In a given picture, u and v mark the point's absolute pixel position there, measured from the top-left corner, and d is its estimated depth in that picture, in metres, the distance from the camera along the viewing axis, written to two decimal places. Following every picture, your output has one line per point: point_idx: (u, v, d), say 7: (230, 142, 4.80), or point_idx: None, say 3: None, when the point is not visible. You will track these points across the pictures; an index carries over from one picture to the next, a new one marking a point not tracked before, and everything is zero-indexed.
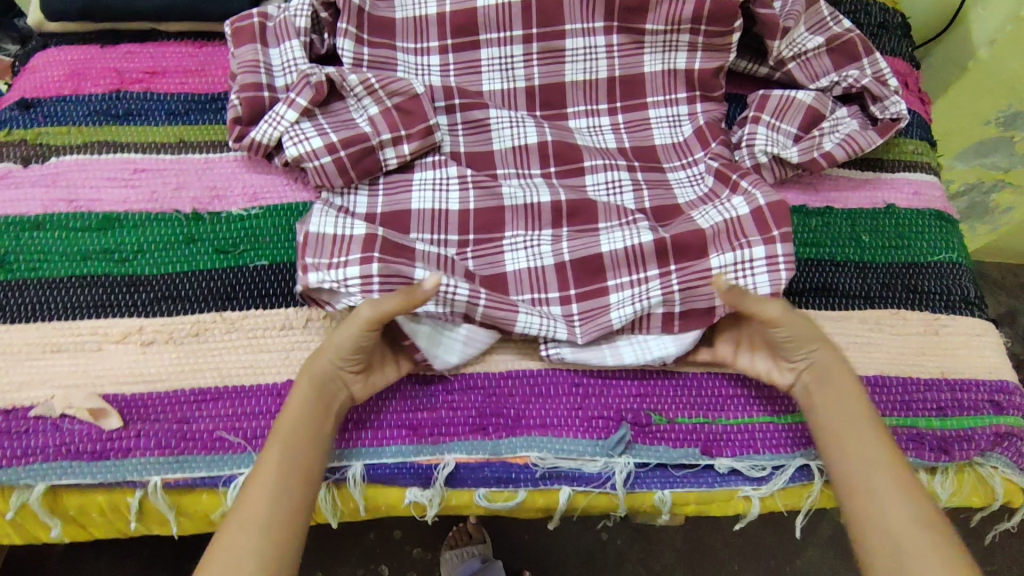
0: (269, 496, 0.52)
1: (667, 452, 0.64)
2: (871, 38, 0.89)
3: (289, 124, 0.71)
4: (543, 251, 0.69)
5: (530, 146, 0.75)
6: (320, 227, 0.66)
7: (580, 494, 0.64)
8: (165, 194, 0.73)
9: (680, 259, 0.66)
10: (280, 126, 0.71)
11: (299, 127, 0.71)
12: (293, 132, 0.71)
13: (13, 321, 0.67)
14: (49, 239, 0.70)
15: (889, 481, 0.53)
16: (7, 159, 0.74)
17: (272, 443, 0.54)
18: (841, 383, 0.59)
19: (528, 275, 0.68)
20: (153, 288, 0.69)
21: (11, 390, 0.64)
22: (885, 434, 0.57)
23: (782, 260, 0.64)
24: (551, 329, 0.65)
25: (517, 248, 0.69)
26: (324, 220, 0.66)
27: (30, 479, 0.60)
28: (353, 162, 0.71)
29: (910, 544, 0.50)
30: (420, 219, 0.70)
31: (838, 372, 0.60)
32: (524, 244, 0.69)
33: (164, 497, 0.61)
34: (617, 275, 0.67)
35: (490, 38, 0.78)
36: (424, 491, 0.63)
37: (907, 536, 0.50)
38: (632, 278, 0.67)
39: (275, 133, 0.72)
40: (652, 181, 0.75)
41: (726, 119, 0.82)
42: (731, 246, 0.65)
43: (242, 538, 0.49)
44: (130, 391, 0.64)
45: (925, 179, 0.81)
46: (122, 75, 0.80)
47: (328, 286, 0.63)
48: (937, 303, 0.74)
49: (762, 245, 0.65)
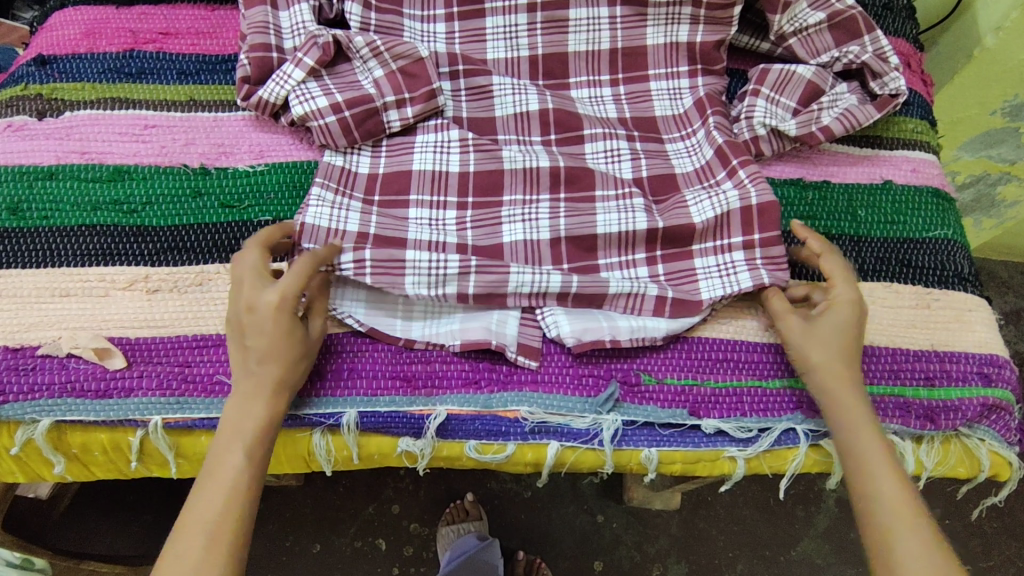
0: (227, 501, 0.54)
1: (655, 411, 0.65)
2: (875, 18, 0.90)
3: (297, 83, 0.73)
4: (540, 225, 0.70)
5: (532, 114, 0.76)
6: (316, 218, 0.68)
7: (569, 450, 0.66)
8: (174, 149, 0.75)
9: (668, 246, 0.70)
10: (287, 85, 0.73)
11: (305, 86, 0.73)
12: (299, 91, 0.73)
13: (25, 266, 0.69)
14: (61, 188, 0.72)
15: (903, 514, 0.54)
16: (23, 112, 0.76)
17: (235, 453, 0.56)
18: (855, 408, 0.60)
19: (524, 248, 0.70)
20: (161, 239, 0.71)
21: (20, 331, 0.66)
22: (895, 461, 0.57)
23: (764, 262, 0.67)
24: (543, 281, 0.66)
25: (515, 222, 0.71)
26: (321, 212, 0.68)
27: (36, 414, 0.62)
28: (356, 122, 0.72)
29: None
30: (421, 180, 0.72)
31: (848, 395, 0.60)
32: (521, 217, 0.71)
33: (165, 437, 0.63)
34: (608, 254, 0.70)
35: (495, 7, 0.79)
36: (416, 440, 0.64)
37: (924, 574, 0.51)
38: (622, 259, 0.70)
39: (282, 92, 0.73)
40: (650, 151, 0.76)
41: (726, 93, 0.83)
42: (714, 243, 0.69)
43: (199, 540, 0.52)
44: (135, 335, 0.66)
45: (925, 157, 0.81)
46: (136, 35, 0.82)
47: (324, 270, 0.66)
48: (930, 278, 0.75)
49: (742, 248, 0.68)
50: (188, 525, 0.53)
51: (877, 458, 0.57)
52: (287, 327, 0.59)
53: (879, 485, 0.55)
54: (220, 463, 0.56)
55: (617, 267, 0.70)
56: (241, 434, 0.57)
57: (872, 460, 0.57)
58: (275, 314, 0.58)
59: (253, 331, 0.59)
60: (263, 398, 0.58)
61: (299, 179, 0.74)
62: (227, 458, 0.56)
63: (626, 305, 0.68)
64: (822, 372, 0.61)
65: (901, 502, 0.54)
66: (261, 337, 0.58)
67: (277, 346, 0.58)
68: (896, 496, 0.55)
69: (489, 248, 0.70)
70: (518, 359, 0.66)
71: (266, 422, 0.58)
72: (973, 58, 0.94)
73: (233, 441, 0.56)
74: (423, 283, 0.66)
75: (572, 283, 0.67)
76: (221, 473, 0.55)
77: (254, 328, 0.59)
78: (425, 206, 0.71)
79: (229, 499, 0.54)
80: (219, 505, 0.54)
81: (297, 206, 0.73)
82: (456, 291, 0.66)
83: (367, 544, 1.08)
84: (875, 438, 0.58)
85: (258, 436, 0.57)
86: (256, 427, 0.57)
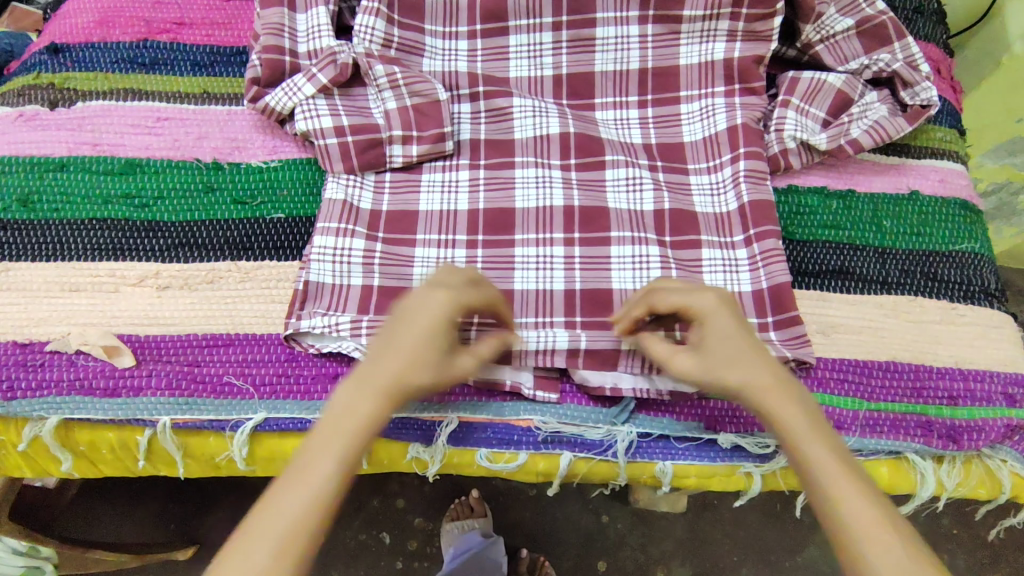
0: (307, 501, 0.41)
1: (671, 424, 0.64)
2: (905, 22, 0.88)
3: (305, 97, 0.71)
4: (555, 276, 0.68)
5: (552, 136, 0.74)
6: (319, 274, 0.66)
7: (581, 461, 0.65)
8: (187, 143, 0.74)
9: None
10: (295, 97, 0.72)
11: (313, 102, 0.71)
12: (306, 106, 0.71)
13: (34, 259, 0.68)
14: (72, 181, 0.71)
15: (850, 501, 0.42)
16: (35, 101, 0.75)
17: (327, 449, 0.44)
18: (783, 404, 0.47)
19: (536, 297, 0.67)
20: (171, 234, 0.70)
21: (28, 325, 0.65)
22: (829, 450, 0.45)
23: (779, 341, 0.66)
24: (550, 338, 0.64)
25: (528, 267, 0.68)
26: (323, 266, 0.66)
27: (44, 411, 0.61)
28: (358, 149, 0.71)
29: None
30: (428, 220, 0.71)
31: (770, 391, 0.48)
32: (536, 263, 0.69)
33: (173, 438, 0.62)
34: None
35: (519, 25, 0.78)
36: (426, 448, 0.63)
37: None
38: None
39: (289, 102, 0.72)
40: (672, 183, 0.74)
41: (767, 89, 0.81)
42: None
43: (252, 550, 0.39)
44: (144, 332, 0.65)
45: (953, 167, 0.79)
46: (150, 25, 0.81)
47: (319, 331, 0.63)
48: (956, 293, 0.73)
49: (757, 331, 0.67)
50: (262, 532, 0.40)
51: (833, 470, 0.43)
52: (445, 328, 0.50)
53: (845, 506, 0.41)
54: (314, 465, 0.43)
55: None
56: (346, 429, 0.44)
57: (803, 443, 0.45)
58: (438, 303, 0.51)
59: (403, 317, 0.51)
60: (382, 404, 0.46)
61: (313, 177, 0.73)
62: (321, 459, 0.43)
63: (642, 362, 0.64)
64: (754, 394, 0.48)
65: (874, 520, 0.41)
66: (399, 325, 0.50)
67: (416, 335, 0.49)
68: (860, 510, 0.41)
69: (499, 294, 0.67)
70: (537, 395, 0.64)
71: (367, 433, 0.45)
72: (1002, 65, 0.92)
73: (335, 441, 0.44)
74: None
75: (581, 339, 0.64)
76: (311, 478, 0.42)
77: (409, 312, 0.50)
78: (433, 245, 0.70)
79: (322, 507, 0.41)
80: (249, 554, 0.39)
81: (316, 204, 0.72)
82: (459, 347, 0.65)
83: (371, 538, 1.07)
84: (824, 444, 0.45)
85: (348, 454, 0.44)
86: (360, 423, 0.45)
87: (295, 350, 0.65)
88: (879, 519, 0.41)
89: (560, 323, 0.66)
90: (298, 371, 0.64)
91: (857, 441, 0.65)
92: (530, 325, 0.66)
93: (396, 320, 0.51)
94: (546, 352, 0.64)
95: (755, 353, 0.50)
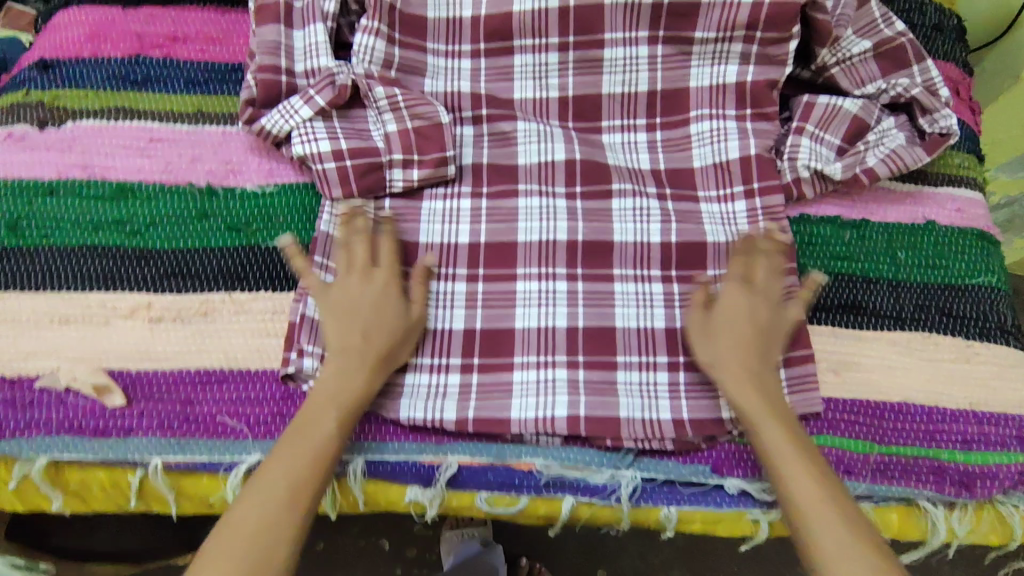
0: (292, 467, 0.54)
1: (676, 468, 0.62)
2: (924, 39, 0.85)
3: (302, 120, 0.69)
4: (557, 311, 0.66)
5: (558, 163, 0.72)
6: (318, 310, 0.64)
7: (584, 506, 0.63)
8: (181, 165, 0.72)
9: None
10: (292, 120, 0.69)
11: (311, 125, 0.69)
12: (304, 129, 0.69)
13: (22, 290, 0.66)
14: (62, 206, 0.69)
15: (801, 482, 0.54)
16: (24, 121, 0.73)
17: (329, 412, 0.57)
18: (753, 388, 0.60)
19: (537, 336, 0.65)
20: (163, 264, 0.68)
21: (17, 359, 0.63)
22: (795, 434, 0.57)
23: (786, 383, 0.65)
24: (548, 406, 0.62)
25: (530, 304, 0.66)
26: None
27: (34, 451, 0.60)
28: (358, 173, 0.68)
29: (833, 546, 0.51)
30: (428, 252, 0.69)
31: (745, 377, 0.60)
32: (538, 300, 0.67)
33: (165, 479, 0.61)
34: (628, 351, 0.65)
35: (524, 45, 0.75)
36: (425, 491, 0.62)
37: (836, 545, 0.51)
38: (642, 360, 0.65)
39: (286, 125, 0.70)
40: (682, 212, 0.71)
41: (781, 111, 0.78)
42: None
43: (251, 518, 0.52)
44: (135, 367, 0.64)
45: (970, 196, 0.77)
46: (143, 39, 0.78)
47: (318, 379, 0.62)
48: (971, 329, 0.71)
49: None
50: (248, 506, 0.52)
51: (781, 445, 0.56)
52: (394, 299, 0.63)
53: (791, 481, 0.55)
54: (294, 445, 0.55)
55: (636, 367, 0.64)
56: (340, 398, 0.58)
57: (766, 426, 0.58)
58: (387, 282, 0.63)
59: (348, 297, 0.62)
60: (359, 379, 0.59)
61: (311, 204, 0.71)
62: (323, 422, 0.57)
63: (642, 432, 0.62)
64: (730, 370, 0.60)
65: (815, 497, 0.54)
66: (353, 313, 0.61)
67: (386, 319, 0.62)
68: (807, 492, 0.54)
69: (500, 332, 0.66)
70: (539, 438, 0.63)
71: (363, 394, 0.59)
72: None
73: (326, 404, 0.57)
74: (418, 404, 0.63)
75: (579, 378, 0.63)
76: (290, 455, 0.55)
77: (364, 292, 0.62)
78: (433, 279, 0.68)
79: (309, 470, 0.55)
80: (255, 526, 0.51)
81: (314, 232, 0.70)
82: (454, 420, 0.62)
83: (371, 545, 1.05)
84: (781, 432, 0.57)
85: (344, 416, 0.58)
86: (354, 393, 0.58)
87: (292, 388, 0.63)
88: (819, 495, 0.54)
89: (561, 363, 0.64)
90: (294, 410, 0.62)
91: (867, 487, 0.64)
92: (531, 365, 0.64)
93: (347, 309, 0.62)
94: (546, 420, 0.61)
95: (749, 339, 0.62)
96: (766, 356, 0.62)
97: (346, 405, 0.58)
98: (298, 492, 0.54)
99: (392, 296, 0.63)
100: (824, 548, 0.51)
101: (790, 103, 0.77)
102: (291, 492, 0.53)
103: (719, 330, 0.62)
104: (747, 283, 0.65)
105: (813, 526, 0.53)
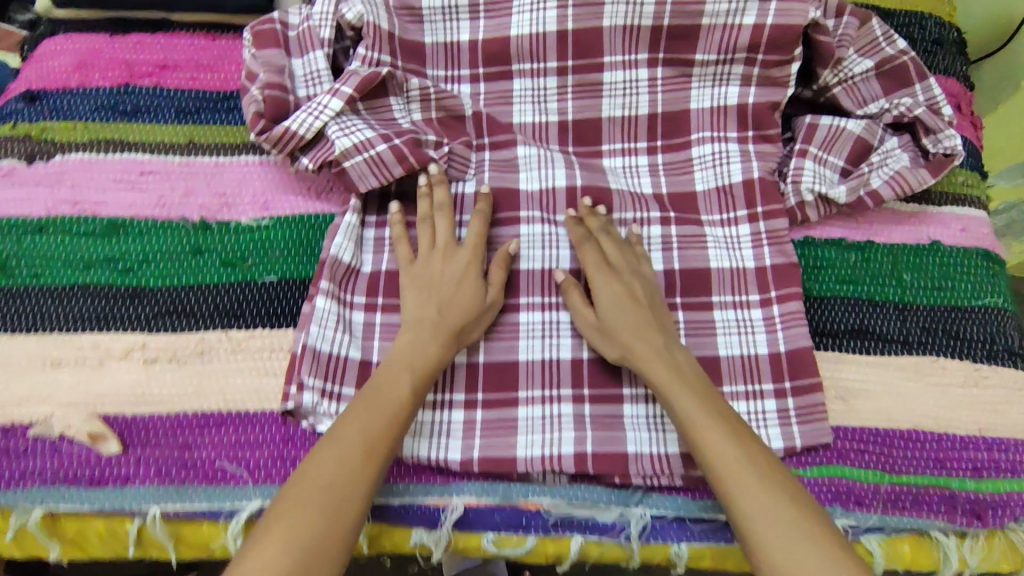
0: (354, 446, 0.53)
1: (685, 505, 0.61)
2: (925, 54, 0.84)
3: (334, 112, 0.67)
4: (561, 343, 0.65)
5: (558, 189, 0.70)
6: (318, 341, 0.62)
7: (592, 545, 0.62)
8: (173, 199, 0.70)
9: None
10: (322, 116, 0.67)
11: (345, 117, 0.68)
12: (341, 122, 0.67)
13: (13, 332, 0.64)
14: (52, 244, 0.67)
15: (728, 460, 0.54)
16: (11, 156, 0.71)
17: (402, 378, 0.57)
18: (666, 370, 0.59)
19: (542, 370, 0.64)
20: (157, 302, 0.66)
21: (10, 405, 0.62)
22: (717, 411, 0.57)
23: (795, 414, 0.65)
24: (555, 444, 0.61)
25: (534, 336, 0.65)
26: (323, 333, 0.63)
27: (30, 501, 0.59)
28: (410, 149, 0.67)
29: (771, 522, 0.51)
30: None
31: (656, 360, 0.60)
32: (541, 332, 0.65)
33: (164, 528, 0.59)
34: (634, 384, 0.64)
35: (522, 69, 0.74)
36: (430, 533, 0.61)
37: (774, 521, 0.51)
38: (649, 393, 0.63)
39: (316, 123, 0.67)
40: (687, 237, 0.70)
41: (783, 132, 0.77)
42: (745, 387, 0.65)
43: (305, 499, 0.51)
44: (131, 411, 0.62)
45: (975, 215, 0.76)
46: (131, 68, 0.76)
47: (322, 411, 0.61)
48: (979, 352, 0.70)
49: (774, 398, 0.65)
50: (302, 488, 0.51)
51: (703, 422, 0.56)
52: (473, 274, 0.63)
53: (718, 463, 0.54)
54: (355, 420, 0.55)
55: (642, 401, 0.63)
56: (414, 366, 0.58)
57: (686, 409, 0.57)
58: (462, 257, 0.64)
59: (427, 270, 0.64)
60: (432, 349, 0.59)
61: (309, 236, 0.69)
62: (396, 386, 0.57)
63: (650, 467, 0.61)
64: (642, 358, 0.60)
65: (746, 473, 0.53)
66: (431, 287, 0.63)
67: (464, 298, 0.62)
68: (738, 471, 0.53)
69: (504, 366, 0.64)
70: (545, 476, 0.62)
71: (435, 365, 0.59)
72: None
73: (402, 375, 0.58)
74: (422, 442, 0.62)
75: (584, 412, 0.62)
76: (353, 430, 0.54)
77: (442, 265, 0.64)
78: None
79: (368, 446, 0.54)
80: (329, 479, 0.52)
81: (312, 265, 0.68)
82: (458, 459, 0.62)
83: None
84: (701, 411, 0.56)
85: (419, 384, 0.58)
86: (429, 363, 0.59)
87: (292, 430, 0.62)
88: (749, 470, 0.53)
89: (566, 397, 0.63)
90: (296, 453, 0.61)
91: (878, 519, 0.63)
92: (535, 401, 0.63)
93: (428, 282, 0.63)
94: (553, 458, 0.60)
95: (649, 322, 0.62)
96: (667, 334, 0.62)
97: (421, 377, 0.58)
98: (359, 470, 0.53)
99: (468, 271, 0.63)
100: (763, 529, 0.51)
101: (791, 123, 0.77)
102: (354, 470, 0.53)
103: (625, 317, 0.62)
104: (610, 267, 0.65)
105: (747, 506, 0.52)
